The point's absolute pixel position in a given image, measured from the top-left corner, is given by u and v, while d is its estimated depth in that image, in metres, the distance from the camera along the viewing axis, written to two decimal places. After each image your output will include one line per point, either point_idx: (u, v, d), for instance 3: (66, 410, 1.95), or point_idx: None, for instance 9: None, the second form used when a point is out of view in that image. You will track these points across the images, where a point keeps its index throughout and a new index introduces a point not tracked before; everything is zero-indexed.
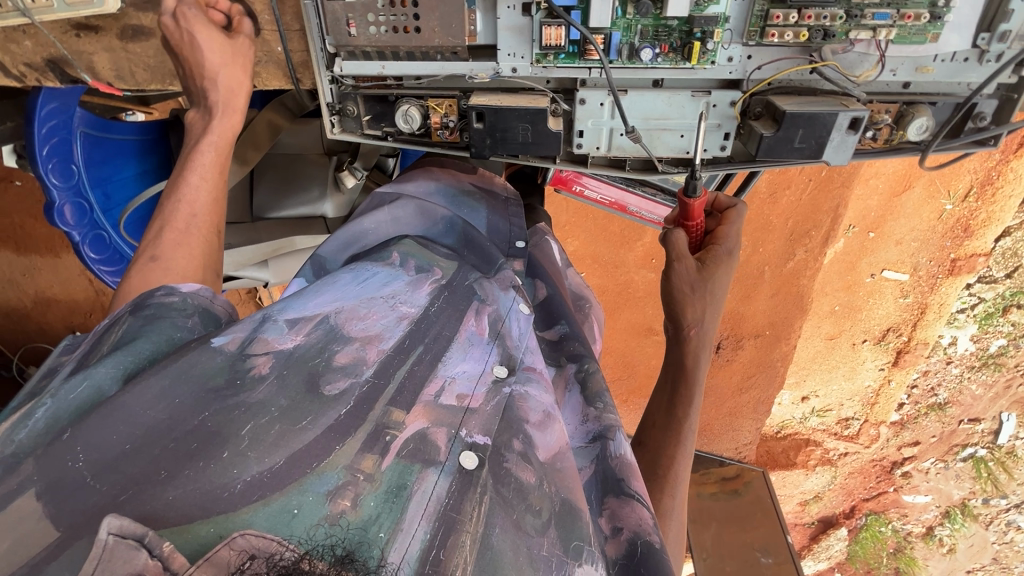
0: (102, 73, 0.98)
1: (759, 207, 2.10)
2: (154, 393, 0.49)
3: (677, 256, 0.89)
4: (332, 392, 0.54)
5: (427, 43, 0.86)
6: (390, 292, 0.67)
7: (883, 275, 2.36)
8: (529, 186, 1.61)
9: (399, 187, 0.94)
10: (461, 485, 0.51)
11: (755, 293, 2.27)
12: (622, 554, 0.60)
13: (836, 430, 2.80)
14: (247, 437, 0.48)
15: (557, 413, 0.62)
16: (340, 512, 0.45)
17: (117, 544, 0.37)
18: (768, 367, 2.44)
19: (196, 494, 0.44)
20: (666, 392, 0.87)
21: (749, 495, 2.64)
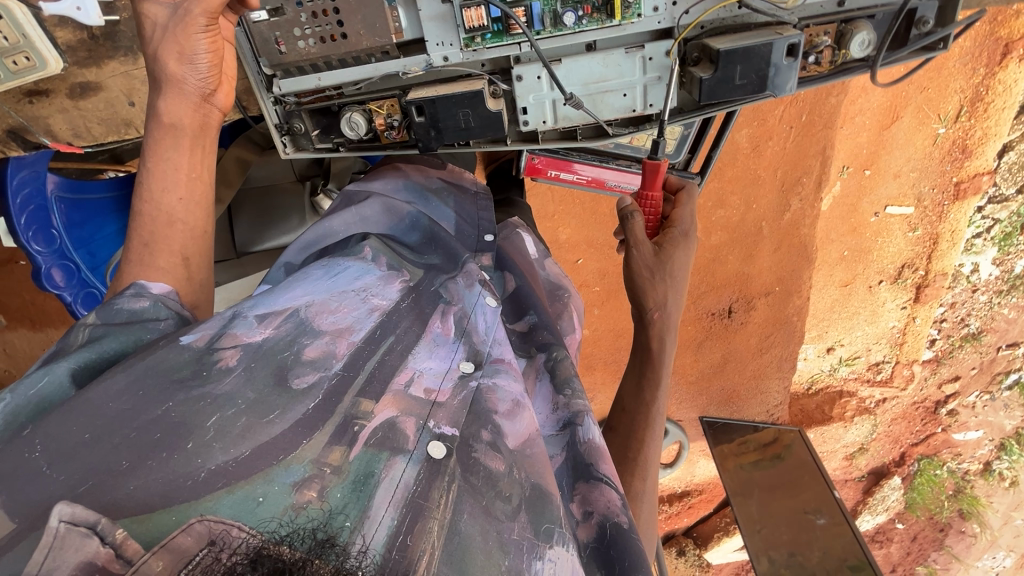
0: (60, 135, 1.13)
1: (743, 163, 2.09)
2: (120, 387, 0.59)
3: (637, 240, 1.02)
4: (300, 386, 0.65)
5: (354, 48, 1.00)
6: (363, 286, 0.81)
7: (886, 211, 2.31)
8: (507, 183, 1.66)
9: (367, 184, 1.08)
10: (429, 473, 0.61)
11: (757, 250, 2.22)
12: (594, 538, 0.71)
13: (869, 376, 2.67)
14: (213, 430, 0.57)
15: (524, 402, 0.74)
16: (306, 502, 0.54)
17: (68, 531, 0.44)
18: (785, 324, 2.35)
19: (160, 481, 0.52)
20: (636, 375, 0.99)
21: (792, 457, 2.43)
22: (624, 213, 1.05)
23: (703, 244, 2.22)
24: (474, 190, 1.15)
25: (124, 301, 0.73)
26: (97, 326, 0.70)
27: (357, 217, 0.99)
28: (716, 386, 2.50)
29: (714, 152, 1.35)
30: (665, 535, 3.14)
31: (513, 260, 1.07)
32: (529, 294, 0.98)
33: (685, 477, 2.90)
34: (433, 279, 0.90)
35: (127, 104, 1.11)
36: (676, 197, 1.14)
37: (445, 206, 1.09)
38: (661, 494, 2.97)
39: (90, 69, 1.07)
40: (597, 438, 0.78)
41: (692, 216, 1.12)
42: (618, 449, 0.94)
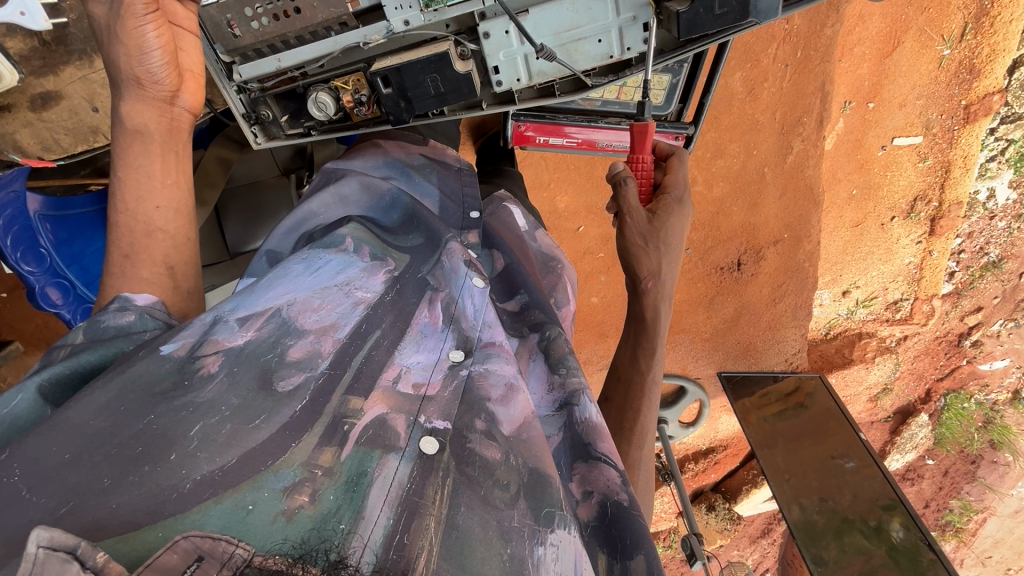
0: (29, 149, 1.15)
1: (741, 108, 2.03)
2: (101, 403, 0.63)
3: (630, 208, 1.01)
4: (286, 388, 0.69)
5: (309, 22, 0.96)
6: (345, 279, 0.84)
7: (894, 144, 2.23)
8: (497, 156, 1.62)
9: (347, 162, 1.08)
10: (423, 470, 0.64)
11: (762, 198, 2.16)
12: (594, 517, 0.73)
13: (887, 316, 2.62)
14: (196, 439, 0.61)
15: (518, 385, 0.76)
16: (297, 507, 0.57)
17: (47, 556, 0.44)
18: (797, 271, 2.30)
19: (146, 496, 0.56)
20: (630, 344, 1.01)
21: (816, 406, 2.40)
22: (615, 181, 1.04)
23: (705, 197, 2.16)
24: (458, 166, 1.14)
25: (109, 317, 0.75)
26: (83, 342, 0.72)
27: (335, 198, 0.99)
28: (732, 339, 2.46)
29: (707, 97, 1.29)
30: (693, 492, 3.16)
31: (501, 235, 1.05)
32: (520, 271, 0.98)
33: (708, 434, 2.91)
34: (420, 262, 0.90)
35: (91, 110, 1.14)
36: (668, 162, 1.12)
37: (427, 182, 1.07)
38: (686, 453, 2.99)
39: (47, 78, 1.10)
40: (593, 415, 0.79)
41: (685, 179, 1.10)
42: (613, 420, 0.96)
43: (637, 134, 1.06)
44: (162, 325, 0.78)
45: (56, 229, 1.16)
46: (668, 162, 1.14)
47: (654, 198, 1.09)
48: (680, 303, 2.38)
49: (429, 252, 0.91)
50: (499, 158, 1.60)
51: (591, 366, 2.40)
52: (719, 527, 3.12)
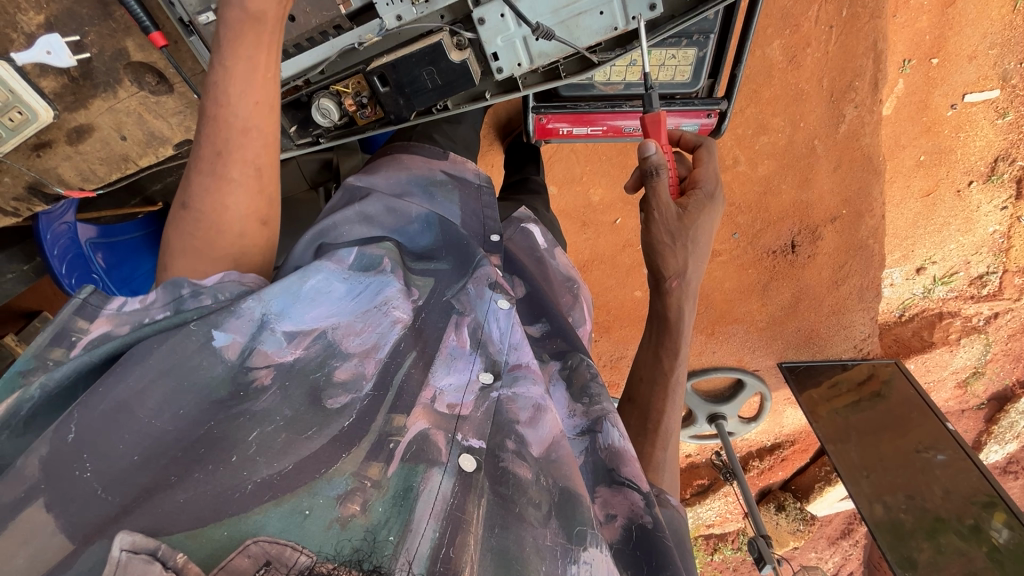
0: (71, 182, 1.19)
1: (783, 79, 1.89)
2: (160, 398, 0.60)
3: (660, 202, 0.92)
4: (334, 405, 0.65)
5: (305, 29, 0.98)
6: (384, 299, 0.76)
7: (964, 102, 2.02)
8: (524, 156, 1.59)
9: (370, 178, 0.97)
10: (463, 486, 0.62)
11: (814, 173, 2.01)
12: (618, 540, 0.68)
13: (972, 293, 2.36)
14: (256, 444, 0.60)
15: (546, 405, 0.72)
16: (351, 515, 0.56)
17: (130, 559, 0.47)
18: (860, 249, 2.12)
19: (211, 496, 0.55)
20: (653, 343, 0.96)
21: (894, 395, 2.19)
22: (647, 168, 0.91)
23: (750, 177, 2.03)
24: (479, 182, 1.04)
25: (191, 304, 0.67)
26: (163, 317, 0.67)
27: (359, 216, 0.88)
28: (792, 328, 2.28)
29: (737, 70, 1.21)
30: (760, 492, 2.98)
31: (521, 260, 0.96)
32: (544, 297, 0.91)
33: (773, 429, 2.74)
34: (445, 286, 0.83)
35: (120, 139, 1.18)
36: (696, 154, 1.02)
37: (451, 203, 0.97)
38: (750, 450, 2.83)
39: (78, 112, 1.12)
40: (618, 441, 0.74)
41: (716, 174, 1.01)
42: (638, 419, 0.93)
43: (651, 125, 0.99)
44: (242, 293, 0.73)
45: (106, 256, 1.41)
46: (695, 154, 1.04)
47: (682, 193, 0.99)
48: (735, 294, 2.22)
49: (456, 276, 0.85)
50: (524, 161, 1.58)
51: None
52: (790, 527, 2.93)
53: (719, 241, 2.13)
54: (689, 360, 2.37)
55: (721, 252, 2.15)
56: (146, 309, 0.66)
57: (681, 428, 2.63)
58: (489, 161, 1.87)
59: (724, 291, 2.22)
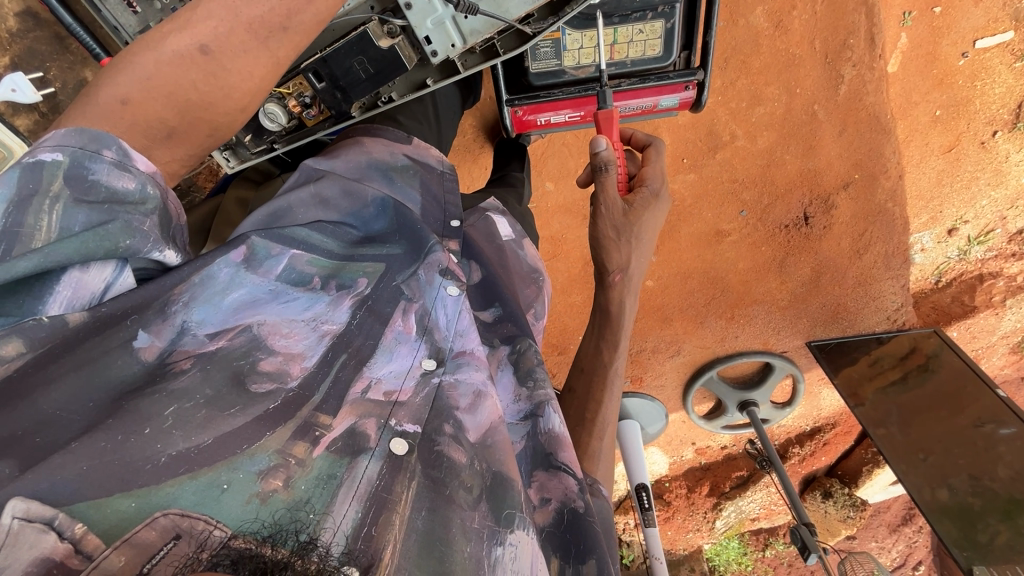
0: None
1: (771, 46, 1.86)
2: (68, 392, 0.65)
3: (607, 197, 1.01)
4: (258, 390, 0.72)
5: None
6: (315, 315, 0.83)
7: (976, 48, 1.92)
8: (509, 155, 1.60)
9: (330, 161, 1.05)
10: (391, 468, 0.71)
11: (817, 140, 1.94)
12: (550, 522, 0.83)
13: (1014, 251, 2.20)
14: (171, 418, 0.65)
15: (488, 391, 0.83)
16: (271, 490, 0.63)
17: (22, 527, 0.52)
18: (880, 215, 2.02)
19: (119, 466, 0.60)
20: (596, 335, 1.07)
21: (943, 367, 1.97)
22: (597, 164, 0.97)
23: (751, 151, 1.97)
24: (441, 168, 1.13)
25: (105, 178, 0.72)
26: (68, 200, 0.69)
27: (315, 199, 0.98)
28: (816, 304, 2.16)
29: (709, 36, 1.18)
30: (803, 479, 2.83)
31: (479, 246, 1.09)
32: (497, 282, 1.03)
33: (811, 413, 2.61)
34: (397, 271, 0.93)
35: None
36: (644, 154, 1.12)
37: (410, 187, 1.06)
38: (788, 436, 2.71)
39: None
40: (557, 427, 0.88)
41: (662, 172, 1.09)
42: (577, 410, 1.02)
43: (603, 122, 1.05)
44: (161, 205, 0.77)
45: None
46: (644, 153, 1.13)
47: (631, 190, 1.08)
48: (750, 275, 2.13)
49: (408, 261, 0.94)
50: (509, 159, 1.59)
51: (660, 354, 2.31)
52: (840, 515, 2.73)
53: (727, 220, 2.06)
54: (711, 346, 2.27)
55: (730, 232, 2.08)
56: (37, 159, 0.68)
57: (712, 419, 2.53)
58: (482, 163, 1.87)
59: (738, 271, 2.13)
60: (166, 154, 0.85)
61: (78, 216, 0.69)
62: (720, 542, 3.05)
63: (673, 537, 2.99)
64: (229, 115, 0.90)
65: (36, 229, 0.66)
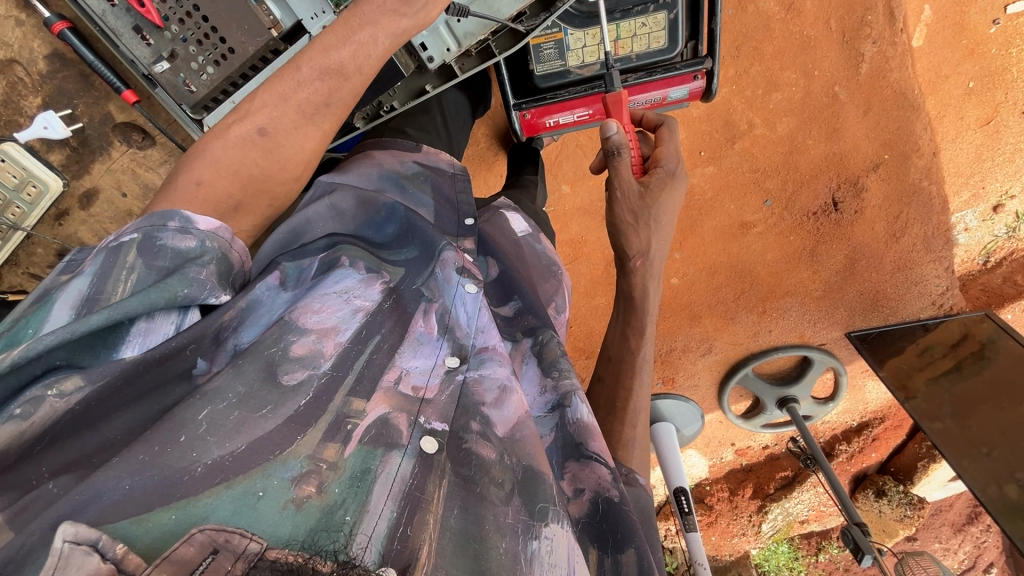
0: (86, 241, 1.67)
1: (785, 30, 1.82)
2: (124, 420, 0.69)
3: (621, 180, 1.00)
4: (291, 380, 0.74)
5: (244, 57, 1.16)
6: (345, 290, 0.86)
7: (1007, 14, 1.84)
8: (523, 161, 1.61)
9: (340, 176, 1.07)
10: (423, 466, 0.72)
11: (841, 122, 1.88)
12: (586, 514, 0.81)
13: None
14: (205, 423, 0.66)
15: (512, 387, 0.84)
16: (306, 496, 0.64)
17: (71, 551, 0.50)
18: (915, 194, 1.93)
19: (159, 479, 0.61)
20: (619, 322, 1.06)
21: (1001, 353, 1.81)
22: (609, 148, 0.98)
23: (771, 139, 1.93)
24: (452, 170, 1.15)
25: (170, 238, 0.75)
26: (140, 267, 0.73)
27: (330, 211, 1.00)
28: (853, 292, 2.07)
29: (714, 23, 1.17)
30: (854, 477, 2.65)
31: (496, 242, 1.10)
32: (514, 276, 1.05)
33: (857, 408, 2.49)
34: (414, 274, 0.94)
35: (121, 195, 1.65)
36: (658, 133, 1.09)
37: (423, 192, 1.09)
38: (833, 433, 2.59)
39: (84, 177, 1.63)
40: (585, 416, 0.88)
41: (676, 151, 1.07)
42: (607, 401, 1.00)
43: (612, 105, 1.05)
44: (219, 256, 0.79)
45: None
46: (658, 133, 1.10)
47: (646, 171, 1.06)
48: (780, 266, 2.06)
49: (424, 264, 0.95)
50: (523, 166, 1.58)
51: (692, 353, 2.25)
52: (896, 515, 2.58)
53: (752, 212, 2.01)
54: (744, 343, 2.20)
55: (756, 224, 2.03)
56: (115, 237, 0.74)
57: (750, 418, 2.44)
58: (497, 171, 1.88)
59: (768, 263, 2.06)
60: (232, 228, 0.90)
61: (146, 276, 0.73)
62: (768, 547, 2.93)
63: (717, 542, 2.89)
64: (285, 184, 0.95)
65: (110, 292, 0.71)
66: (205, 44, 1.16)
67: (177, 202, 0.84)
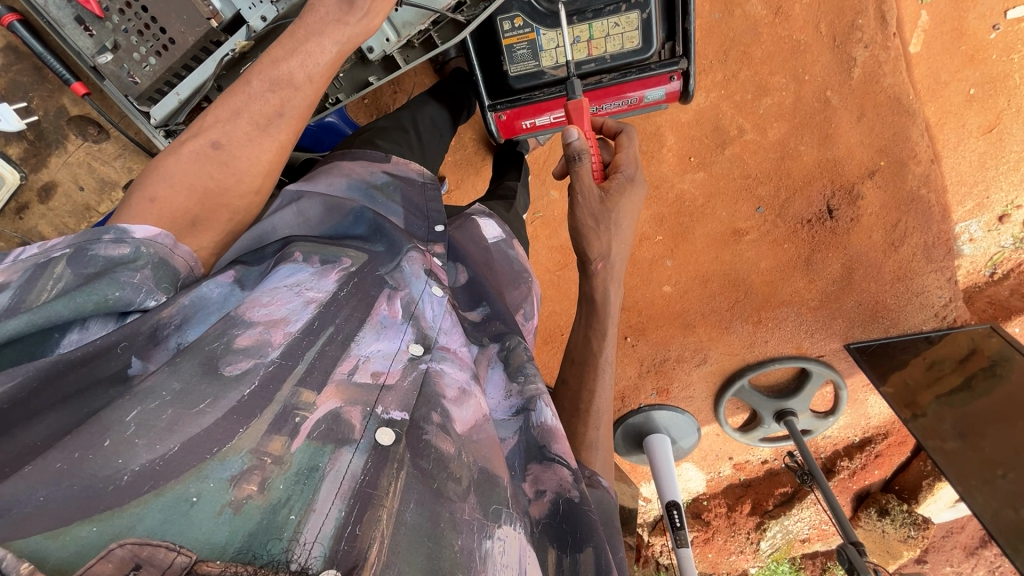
0: (48, 235, 1.69)
1: (774, 34, 1.81)
2: (47, 426, 0.64)
3: (582, 186, 0.97)
4: (233, 371, 0.69)
5: (184, 47, 1.23)
6: (297, 283, 0.83)
7: (1007, 19, 1.78)
8: (506, 164, 1.59)
9: (310, 183, 1.06)
10: (376, 460, 0.68)
11: (834, 127, 1.85)
12: (546, 515, 0.78)
13: None
14: (133, 425, 0.61)
15: (470, 391, 0.82)
16: (245, 497, 0.59)
17: None
18: (913, 202, 1.88)
19: (78, 490, 0.56)
20: (583, 326, 1.02)
21: (1014, 370, 1.71)
22: (570, 154, 0.96)
23: (762, 144, 1.90)
24: (422, 180, 1.15)
25: (103, 247, 0.74)
26: (68, 277, 0.71)
27: (299, 216, 0.99)
28: (851, 303, 2.00)
29: (687, 23, 1.17)
30: (856, 495, 2.59)
31: (466, 250, 1.08)
32: (484, 283, 1.02)
33: (858, 423, 2.41)
34: (380, 263, 0.91)
35: (77, 188, 1.68)
36: (617, 141, 1.09)
37: (393, 202, 1.07)
38: (835, 449, 2.50)
39: (42, 171, 1.66)
40: (549, 420, 0.85)
41: (635, 158, 1.06)
42: (570, 401, 0.98)
43: (573, 112, 1.04)
44: (156, 262, 0.77)
45: None
46: (616, 140, 1.10)
47: (606, 177, 1.05)
48: (774, 275, 2.01)
49: (391, 257, 0.93)
50: (505, 170, 1.56)
51: (686, 363, 2.18)
52: (900, 535, 2.51)
53: (745, 218, 1.97)
54: (740, 353, 2.14)
55: (748, 231, 1.98)
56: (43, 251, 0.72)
57: (748, 432, 2.37)
58: (483, 174, 1.87)
59: (762, 271, 2.01)
60: (192, 244, 0.86)
61: (74, 282, 0.71)
62: (768, 566, 2.83)
63: (714, 560, 2.80)
64: (244, 198, 0.91)
65: (33, 299, 0.68)
66: (146, 34, 1.23)
67: (133, 218, 0.80)
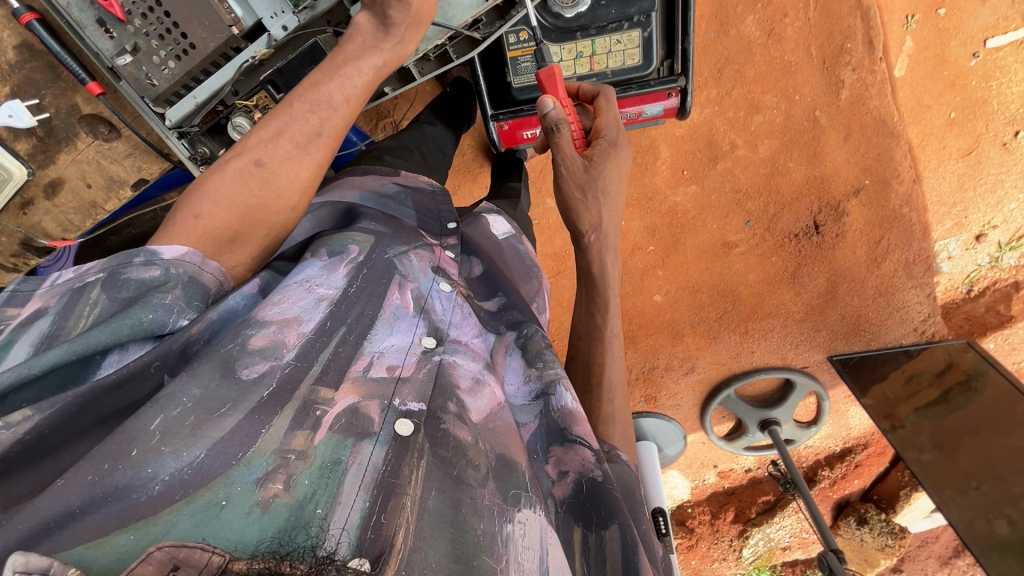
0: (52, 232, 1.72)
1: (767, 54, 1.87)
2: (87, 445, 0.66)
3: (563, 157, 1.00)
4: (251, 374, 0.71)
5: (205, 52, 1.24)
6: (306, 279, 0.85)
7: (987, 48, 1.86)
8: (507, 172, 1.62)
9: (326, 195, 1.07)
10: (397, 451, 0.69)
11: (822, 146, 1.91)
12: (570, 494, 0.79)
13: None
14: (159, 433, 0.62)
15: (483, 380, 0.83)
16: (272, 496, 0.60)
17: None
18: (896, 220, 1.94)
19: (113, 502, 0.57)
20: (586, 304, 1.06)
21: (988, 385, 1.79)
22: (547, 125, 0.99)
23: (753, 160, 1.95)
24: (432, 189, 1.17)
25: (135, 271, 0.74)
26: (103, 302, 0.72)
27: (315, 223, 1.01)
28: (835, 316, 2.06)
29: (687, 43, 1.23)
30: (836, 504, 2.66)
31: (478, 244, 1.10)
32: (496, 273, 1.05)
33: (840, 433, 2.47)
34: (387, 244, 0.95)
35: (85, 186, 1.69)
36: (595, 104, 1.09)
37: (405, 208, 1.10)
38: (817, 458, 2.56)
39: (49, 167, 1.66)
40: (569, 403, 0.85)
41: (615, 122, 1.07)
42: (583, 377, 1.02)
43: (545, 80, 1.06)
44: (187, 281, 0.77)
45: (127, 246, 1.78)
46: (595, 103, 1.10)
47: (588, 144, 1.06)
48: (762, 288, 2.06)
49: (395, 239, 0.96)
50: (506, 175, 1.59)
51: (675, 372, 2.23)
52: (878, 544, 2.59)
53: (735, 231, 2.02)
54: (727, 363, 2.19)
55: (738, 244, 2.03)
56: (78, 276, 0.73)
57: (732, 440, 2.41)
58: (482, 181, 1.90)
59: (750, 283, 2.06)
60: (229, 260, 0.86)
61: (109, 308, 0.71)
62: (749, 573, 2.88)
63: (697, 567, 2.84)
64: (282, 214, 0.92)
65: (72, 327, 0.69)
66: (166, 38, 1.23)
67: (171, 236, 0.81)
